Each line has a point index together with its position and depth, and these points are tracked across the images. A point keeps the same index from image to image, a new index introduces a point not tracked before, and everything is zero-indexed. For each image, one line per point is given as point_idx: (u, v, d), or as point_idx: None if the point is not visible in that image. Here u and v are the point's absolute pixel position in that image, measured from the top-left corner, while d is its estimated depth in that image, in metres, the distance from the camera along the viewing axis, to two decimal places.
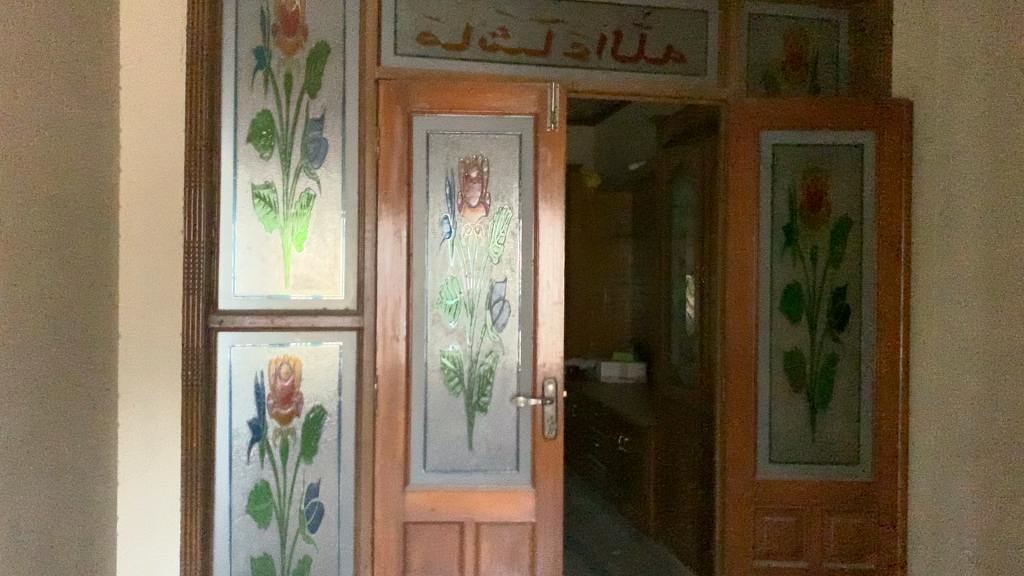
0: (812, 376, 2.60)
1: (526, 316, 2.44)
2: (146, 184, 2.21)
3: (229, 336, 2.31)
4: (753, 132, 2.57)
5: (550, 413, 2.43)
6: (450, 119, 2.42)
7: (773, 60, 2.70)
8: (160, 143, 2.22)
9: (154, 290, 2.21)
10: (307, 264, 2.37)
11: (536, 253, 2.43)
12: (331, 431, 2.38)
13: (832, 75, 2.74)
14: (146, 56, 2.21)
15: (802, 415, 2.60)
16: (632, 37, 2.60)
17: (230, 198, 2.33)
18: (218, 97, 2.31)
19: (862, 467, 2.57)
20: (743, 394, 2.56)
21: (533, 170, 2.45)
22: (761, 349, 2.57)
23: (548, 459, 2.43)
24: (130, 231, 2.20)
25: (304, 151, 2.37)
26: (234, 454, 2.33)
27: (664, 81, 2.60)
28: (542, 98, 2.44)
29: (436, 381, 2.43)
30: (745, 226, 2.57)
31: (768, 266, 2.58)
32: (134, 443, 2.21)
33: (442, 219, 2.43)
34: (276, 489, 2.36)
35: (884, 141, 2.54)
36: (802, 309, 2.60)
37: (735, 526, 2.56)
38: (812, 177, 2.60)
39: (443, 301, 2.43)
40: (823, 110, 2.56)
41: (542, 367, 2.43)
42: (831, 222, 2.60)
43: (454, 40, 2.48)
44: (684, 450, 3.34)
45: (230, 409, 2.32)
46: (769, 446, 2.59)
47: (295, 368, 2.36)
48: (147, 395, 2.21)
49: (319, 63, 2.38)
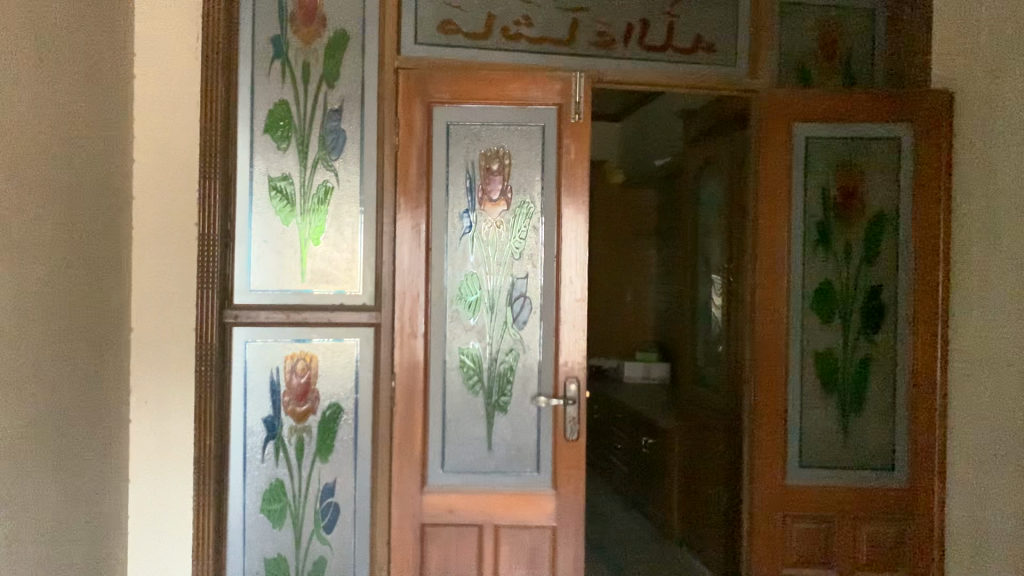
0: (845, 377, 2.50)
1: (549, 313, 2.37)
2: (160, 178, 2.17)
3: (244, 332, 2.26)
4: (785, 125, 2.48)
5: (572, 413, 2.35)
6: (472, 110, 2.35)
7: (805, 51, 2.61)
8: (176, 134, 2.18)
9: (168, 285, 2.17)
10: (323, 258, 2.31)
11: (559, 248, 2.36)
12: (348, 429, 2.32)
13: (867, 65, 2.64)
14: (160, 46, 2.17)
15: (834, 418, 2.50)
16: (660, 26, 2.52)
17: (247, 190, 2.27)
18: (235, 87, 2.26)
19: (897, 474, 2.47)
20: (773, 396, 2.47)
21: (555, 163, 2.37)
22: (793, 349, 2.48)
23: (569, 461, 2.35)
24: (144, 223, 2.16)
25: (322, 142, 2.31)
26: (249, 452, 2.28)
27: (692, 71, 2.51)
28: (566, 88, 2.36)
29: (455, 380, 2.36)
30: (777, 222, 2.48)
31: (799, 263, 2.49)
32: (147, 440, 2.17)
33: (463, 212, 2.36)
34: (291, 488, 2.30)
35: (922, 135, 2.45)
36: (836, 309, 2.50)
37: (763, 532, 2.48)
38: (846, 173, 2.50)
39: (462, 297, 2.36)
40: (858, 103, 2.47)
41: (563, 366, 2.36)
42: (865, 219, 2.50)
43: (476, 29, 2.41)
44: (710, 452, 3.26)
45: (245, 406, 2.27)
46: (799, 450, 2.49)
47: (311, 364, 2.30)
48: (160, 389, 2.17)
49: (338, 52, 2.32)
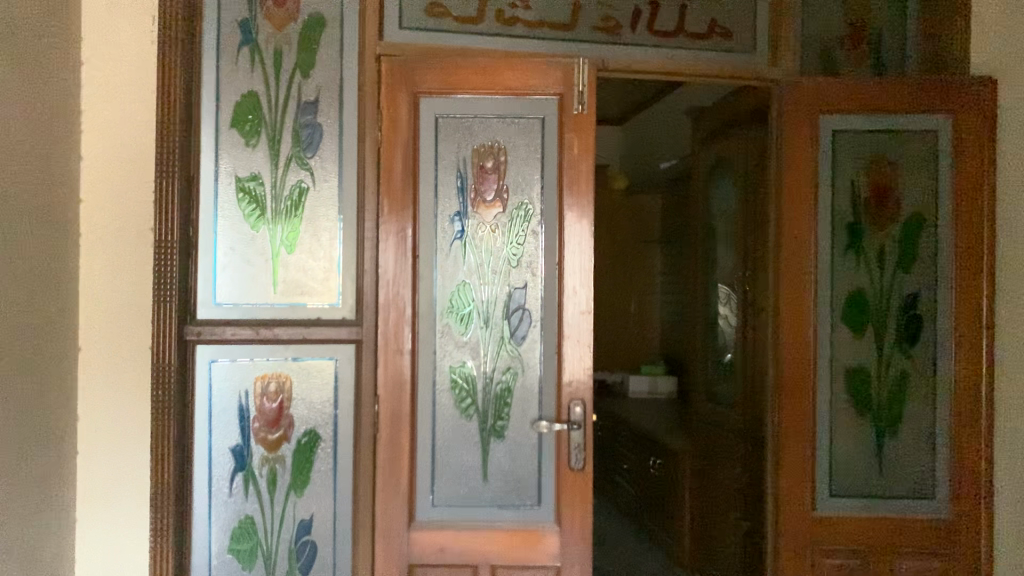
0: (879, 397, 2.25)
1: (550, 328, 2.12)
2: (111, 177, 1.92)
3: (209, 351, 2.01)
4: (810, 117, 2.24)
5: (577, 439, 2.10)
6: (463, 101, 2.11)
7: (831, 37, 2.37)
8: (131, 128, 1.94)
9: (120, 300, 1.92)
10: (298, 267, 2.06)
11: (561, 255, 2.11)
12: (326, 459, 2.06)
13: (898, 52, 2.40)
14: (113, 31, 1.93)
15: (868, 440, 2.25)
16: (671, 10, 2.28)
17: (211, 192, 2.03)
18: (197, 78, 2.02)
19: (939, 503, 2.22)
20: (800, 418, 2.22)
21: (556, 161, 2.13)
22: (821, 363, 2.24)
23: (575, 493, 2.10)
24: (92, 228, 1.91)
25: (296, 138, 2.07)
26: (214, 485, 2.02)
27: (706, 58, 2.28)
28: (567, 76, 2.12)
29: (446, 403, 2.12)
30: (801, 225, 2.23)
31: (827, 270, 2.25)
32: (96, 474, 1.91)
33: (454, 215, 2.12)
34: (262, 526, 2.05)
35: (963, 128, 2.21)
36: (869, 321, 2.26)
37: (791, 567, 2.23)
38: (878, 169, 2.26)
39: (453, 310, 2.12)
40: (891, 92, 2.23)
41: (567, 387, 2.11)
42: (899, 221, 2.25)
43: (468, 12, 2.17)
44: (726, 473, 3.04)
45: (211, 435, 2.02)
46: (829, 477, 2.24)
47: (284, 386, 2.05)
48: (112, 416, 1.92)
49: (313, 38, 2.08)
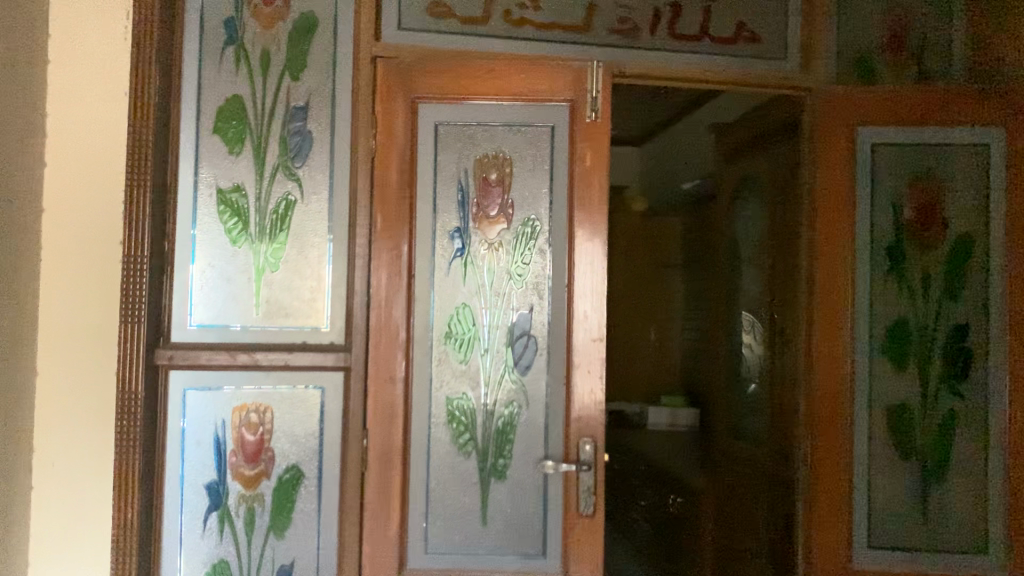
0: (923, 437, 2.03)
1: (557, 356, 1.93)
2: (78, 188, 1.76)
3: (184, 377, 1.84)
4: (844, 128, 2.06)
5: (586, 481, 1.90)
6: (465, 108, 1.95)
7: (868, 41, 2.18)
8: (102, 134, 1.78)
9: (84, 321, 1.75)
10: (282, 287, 1.89)
11: (570, 277, 1.92)
12: (309, 499, 1.87)
13: (944, 60, 2.18)
14: (83, 27, 1.77)
15: (911, 486, 2.03)
16: (694, 12, 2.10)
17: (189, 204, 1.86)
18: (176, 80, 1.86)
19: (991, 560, 1.97)
20: (835, 462, 2.00)
21: (567, 173, 1.95)
22: (859, 399, 2.03)
23: (583, 541, 1.90)
24: (56, 242, 1.74)
25: (283, 147, 1.90)
26: (187, 525, 1.84)
27: (732, 65, 2.09)
28: (579, 79, 1.96)
29: (442, 437, 1.92)
30: (837, 247, 2.04)
31: (865, 296, 2.04)
32: (51, 513, 1.73)
33: (453, 232, 1.94)
34: (237, 570, 1.85)
35: (1016, 141, 2.00)
36: (912, 352, 2.04)
37: None
38: (921, 186, 2.06)
39: (452, 336, 1.93)
40: (933, 100, 2.04)
41: (575, 422, 1.92)
42: (946, 242, 2.04)
43: (471, 11, 2.00)
44: (753, 515, 2.83)
45: (184, 469, 1.84)
46: (867, 526, 2.01)
47: (265, 417, 1.86)
48: (73, 448, 1.74)
49: (303, 37, 1.92)
